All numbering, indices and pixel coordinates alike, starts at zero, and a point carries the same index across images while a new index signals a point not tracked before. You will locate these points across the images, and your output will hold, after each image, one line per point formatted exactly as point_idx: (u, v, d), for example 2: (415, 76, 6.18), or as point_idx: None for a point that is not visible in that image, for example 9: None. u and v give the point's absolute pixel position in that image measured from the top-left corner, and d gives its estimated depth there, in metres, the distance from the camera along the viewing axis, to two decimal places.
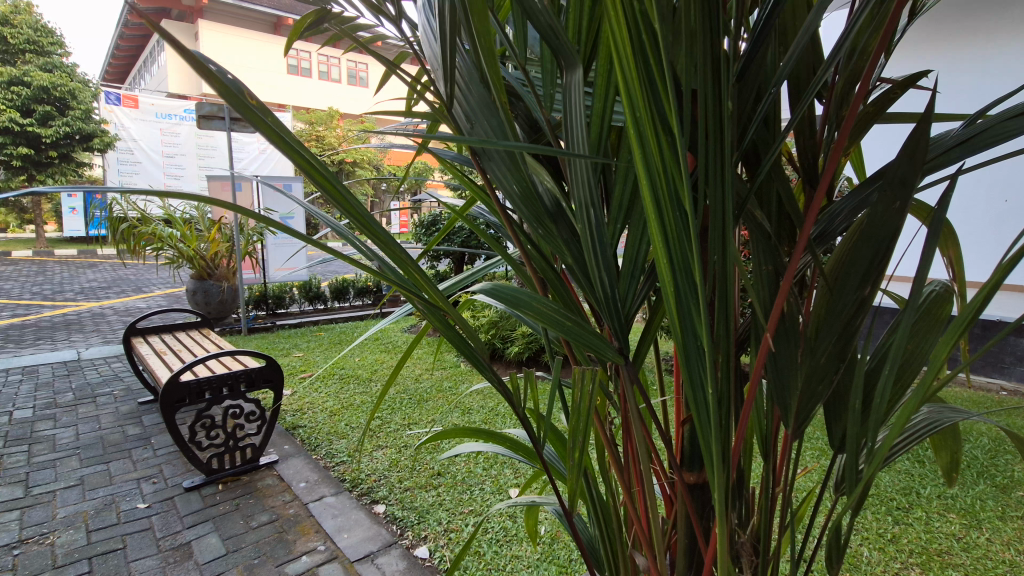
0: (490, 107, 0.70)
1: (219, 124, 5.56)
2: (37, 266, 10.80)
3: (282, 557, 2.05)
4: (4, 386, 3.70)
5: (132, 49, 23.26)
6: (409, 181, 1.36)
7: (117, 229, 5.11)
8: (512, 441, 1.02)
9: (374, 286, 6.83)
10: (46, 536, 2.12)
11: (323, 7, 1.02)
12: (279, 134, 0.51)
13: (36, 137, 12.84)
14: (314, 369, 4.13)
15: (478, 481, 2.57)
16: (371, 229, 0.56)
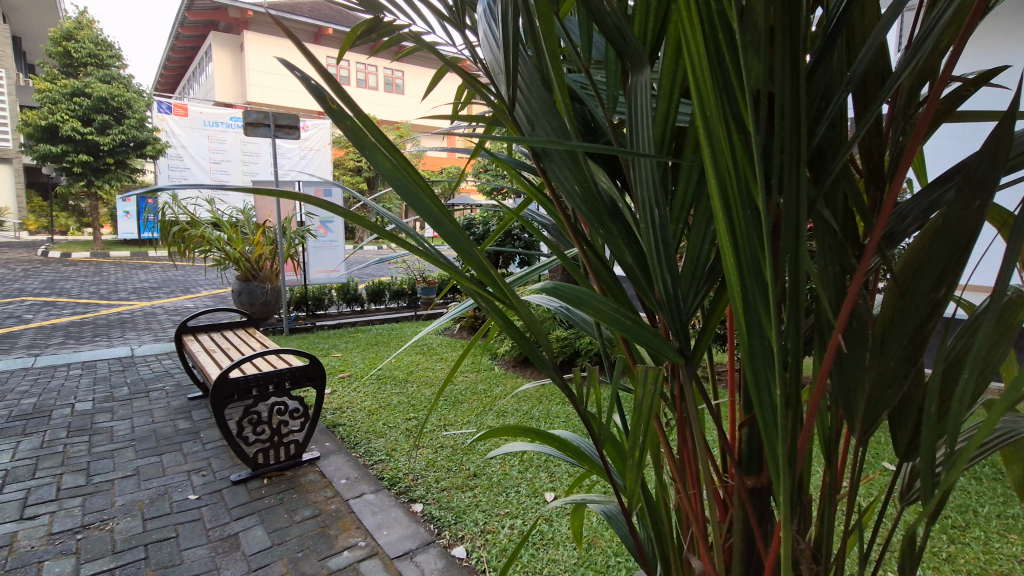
0: (552, 110, 0.72)
1: (265, 131, 5.75)
2: (94, 267, 11.40)
3: (324, 552, 2.10)
4: (66, 380, 3.91)
5: (183, 60, 24.41)
6: (446, 184, 1.38)
7: (168, 231, 5.33)
8: (560, 441, 1.01)
9: (409, 289, 6.94)
10: (106, 522, 2.23)
11: (375, 16, 1.09)
12: (358, 131, 0.56)
13: (95, 145, 13.55)
14: (353, 369, 4.23)
15: (514, 484, 2.57)
16: (438, 221, 0.60)
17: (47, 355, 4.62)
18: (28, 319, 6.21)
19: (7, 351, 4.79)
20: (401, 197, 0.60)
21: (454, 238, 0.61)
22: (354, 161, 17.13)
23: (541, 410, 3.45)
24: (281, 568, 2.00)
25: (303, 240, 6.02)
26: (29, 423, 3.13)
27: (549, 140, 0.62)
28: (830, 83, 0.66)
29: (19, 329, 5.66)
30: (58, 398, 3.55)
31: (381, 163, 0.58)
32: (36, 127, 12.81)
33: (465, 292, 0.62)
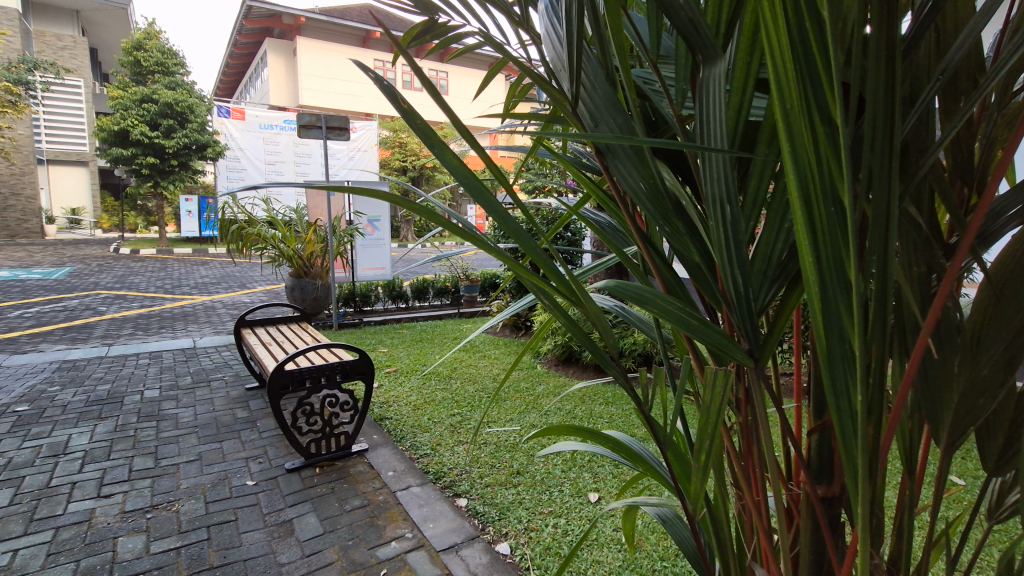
0: (617, 106, 0.71)
1: (317, 133, 5.95)
2: (159, 263, 12.08)
3: (373, 541, 2.15)
4: (136, 368, 4.18)
5: (241, 66, 25.54)
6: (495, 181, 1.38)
7: (228, 230, 5.56)
8: (614, 442, 0.99)
9: (452, 287, 7.02)
10: (172, 503, 2.36)
11: (430, 17, 1.10)
12: (428, 134, 0.59)
13: (161, 148, 14.33)
14: (398, 364, 4.33)
15: (558, 483, 2.56)
16: (504, 218, 0.61)
17: (119, 345, 4.94)
18: (102, 311, 6.66)
19: (84, 341, 5.15)
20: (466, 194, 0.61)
21: (517, 234, 0.62)
22: (399, 161, 17.47)
23: (584, 410, 3.43)
24: (332, 555, 2.06)
25: (352, 238, 6.19)
26: (105, 408, 3.36)
27: (617, 136, 0.61)
28: (916, 75, 0.62)
29: (95, 321, 6.07)
30: (129, 385, 3.79)
31: (448, 161, 0.60)
32: (110, 132, 13.70)
33: (529, 290, 0.63)
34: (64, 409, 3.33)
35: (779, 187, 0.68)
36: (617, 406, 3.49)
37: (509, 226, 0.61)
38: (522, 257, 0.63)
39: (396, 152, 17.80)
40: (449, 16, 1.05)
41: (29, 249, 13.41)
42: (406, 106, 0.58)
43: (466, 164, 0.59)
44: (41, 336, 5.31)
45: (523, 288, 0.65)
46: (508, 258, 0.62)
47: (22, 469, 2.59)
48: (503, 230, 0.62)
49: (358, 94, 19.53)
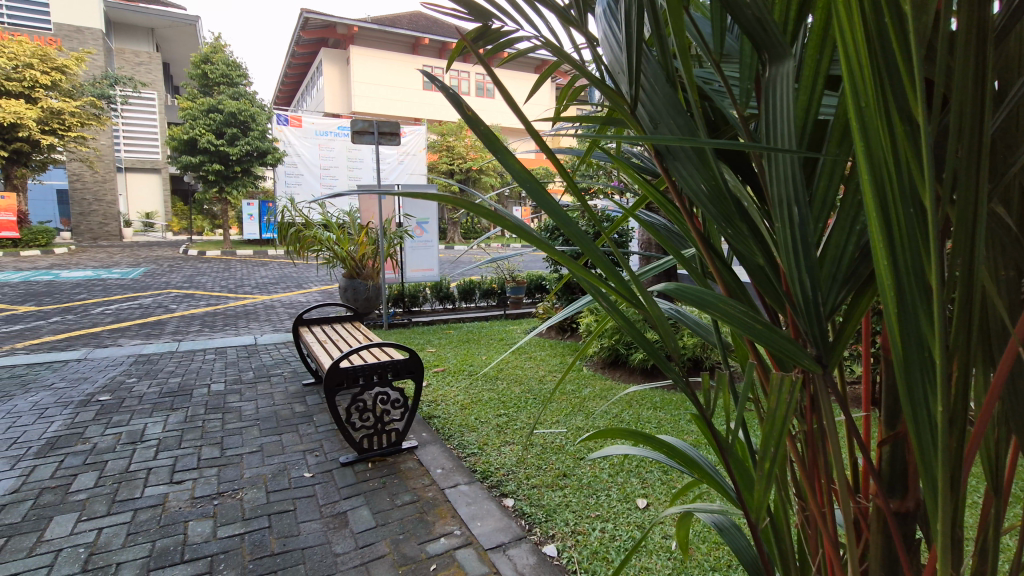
0: (678, 108, 0.70)
1: (370, 138, 6.15)
2: (223, 264, 12.79)
3: (423, 536, 2.21)
4: (203, 363, 4.44)
5: (298, 75, 26.65)
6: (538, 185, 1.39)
7: (286, 233, 5.84)
8: (668, 447, 0.98)
9: (498, 288, 7.09)
10: (237, 491, 2.50)
11: (483, 24, 1.12)
12: (491, 138, 0.61)
13: (226, 156, 15.11)
14: (446, 364, 4.41)
15: (605, 487, 2.54)
16: (563, 220, 0.62)
17: (188, 340, 5.26)
18: (173, 309, 7.11)
19: (158, 337, 5.51)
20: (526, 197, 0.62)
21: (577, 235, 0.62)
22: (446, 164, 17.78)
23: (631, 414, 3.37)
24: (384, 548, 2.12)
25: (402, 240, 6.33)
26: (176, 400, 3.58)
27: (679, 139, 0.61)
28: (1009, 65, 0.58)
29: (167, 318, 6.49)
30: (197, 379, 4.03)
31: (509, 163, 0.61)
32: (180, 141, 14.60)
33: (591, 291, 0.63)
34: (140, 400, 3.58)
35: (849, 187, 0.66)
36: (666, 411, 3.42)
37: (569, 226, 0.61)
38: (580, 258, 0.64)
39: (444, 155, 18.17)
40: (502, 22, 1.07)
41: (109, 251, 14.47)
42: (470, 113, 0.60)
43: (528, 167, 0.60)
44: (120, 332, 5.72)
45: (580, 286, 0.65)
46: (566, 259, 0.63)
47: (104, 455, 2.80)
48: (562, 231, 0.62)
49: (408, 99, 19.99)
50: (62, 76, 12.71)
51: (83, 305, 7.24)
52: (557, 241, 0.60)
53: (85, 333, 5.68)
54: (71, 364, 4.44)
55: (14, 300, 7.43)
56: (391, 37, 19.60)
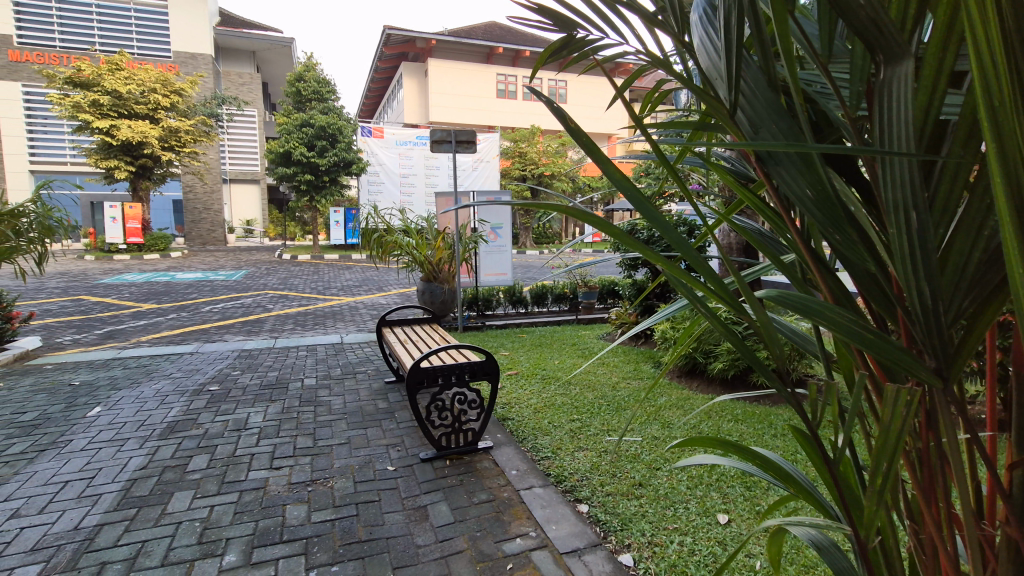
0: (780, 111, 0.69)
1: (447, 147, 6.35)
2: (312, 267, 13.70)
3: (500, 535, 2.25)
4: (297, 359, 4.79)
5: (381, 87, 27.94)
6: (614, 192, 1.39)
7: (369, 238, 6.23)
8: (762, 459, 0.94)
9: (571, 293, 7.07)
10: (327, 480, 2.68)
11: (569, 33, 1.15)
12: (590, 145, 0.62)
13: (316, 166, 16.10)
14: (520, 368, 4.47)
15: (683, 499, 2.46)
16: (663, 225, 0.63)
17: (282, 338, 5.68)
18: (270, 308, 7.71)
19: (257, 334, 6.01)
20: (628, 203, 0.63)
21: (678, 239, 0.62)
22: (519, 170, 17.99)
23: (710, 425, 3.25)
24: (462, 543, 2.19)
25: (476, 245, 6.47)
26: (274, 392, 3.89)
27: (784, 144, 0.59)
28: None
29: (264, 317, 7.04)
30: (291, 374, 4.35)
31: (609, 168, 0.62)
32: (277, 154, 15.76)
33: (689, 293, 0.64)
34: (244, 391, 3.92)
35: (976, 188, 0.62)
36: (748, 425, 3.25)
37: (669, 232, 0.62)
38: (678, 258, 0.64)
39: (517, 160, 18.40)
40: (586, 32, 1.10)
41: (216, 255, 15.95)
42: (572, 123, 0.62)
43: (628, 173, 0.61)
44: (225, 329, 6.28)
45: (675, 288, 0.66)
46: (662, 260, 0.64)
47: (215, 439, 3.09)
48: (660, 234, 0.63)
49: (482, 108, 20.40)
50: (179, 99, 14.15)
51: (196, 304, 8.02)
52: (660, 245, 0.61)
53: (198, 329, 6.29)
54: (186, 356, 4.94)
55: (139, 299, 8.35)
56: (467, 48, 20.10)
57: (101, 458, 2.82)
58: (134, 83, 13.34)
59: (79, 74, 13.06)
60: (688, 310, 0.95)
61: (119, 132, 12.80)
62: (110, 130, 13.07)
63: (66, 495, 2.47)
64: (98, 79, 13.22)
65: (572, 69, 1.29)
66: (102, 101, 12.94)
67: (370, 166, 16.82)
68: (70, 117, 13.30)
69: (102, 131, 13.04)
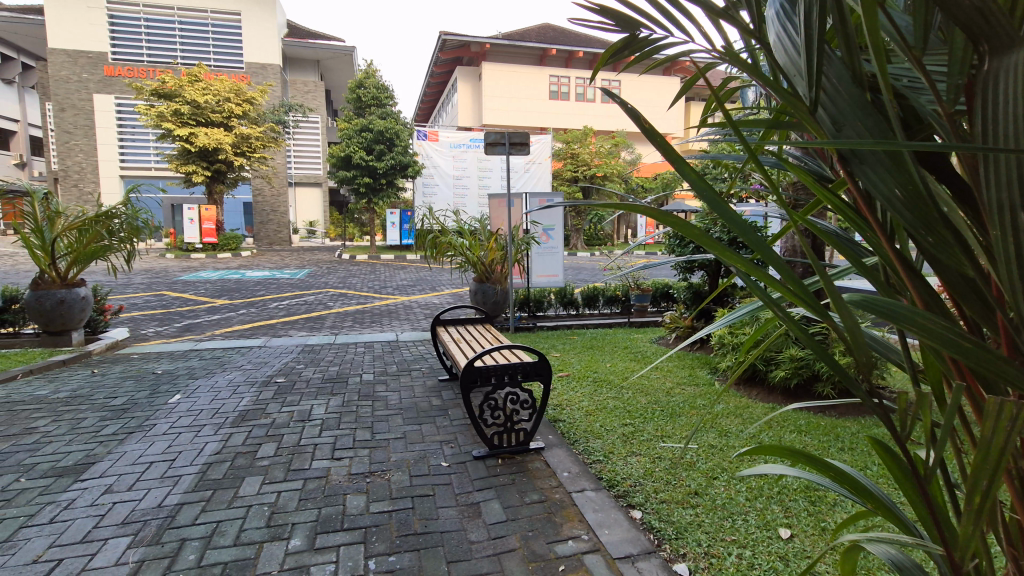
0: (865, 108, 0.65)
1: (501, 149, 6.41)
2: (369, 267, 14.18)
3: (551, 536, 2.25)
4: (356, 355, 4.97)
5: (436, 91, 28.55)
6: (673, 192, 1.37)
7: (424, 239, 6.38)
8: (836, 471, 0.90)
9: (623, 296, 6.97)
10: (384, 472, 2.77)
11: (631, 31, 1.14)
12: (664, 145, 0.61)
13: (375, 169, 16.60)
14: (571, 369, 4.46)
15: (741, 511, 2.37)
16: (741, 225, 0.61)
17: (342, 335, 5.91)
18: (330, 306, 8.05)
19: (319, 330, 6.29)
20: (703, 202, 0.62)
21: (757, 240, 0.61)
22: (571, 171, 17.91)
23: (772, 436, 3.12)
24: (514, 542, 2.21)
25: (529, 246, 6.48)
26: (334, 386, 4.06)
27: (873, 141, 0.56)
28: None
29: (325, 314, 7.36)
30: (350, 369, 4.52)
31: (685, 169, 0.61)
32: (338, 158, 16.40)
33: (765, 292, 0.62)
34: (307, 384, 4.11)
35: None
36: (813, 437, 3.10)
37: (748, 233, 0.60)
38: (754, 257, 0.62)
39: (569, 162, 18.30)
40: (649, 32, 1.08)
41: (281, 254, 16.81)
42: (647, 123, 0.61)
43: (705, 173, 0.60)
44: (290, 325, 6.61)
45: (752, 290, 0.65)
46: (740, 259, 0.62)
47: (281, 429, 3.27)
48: (736, 233, 0.62)
49: (535, 110, 20.44)
50: (250, 107, 15.01)
51: (264, 300, 8.50)
52: (741, 246, 0.60)
53: (265, 324, 6.65)
54: (254, 350, 5.24)
55: (214, 295, 8.92)
56: (520, 50, 20.20)
57: (181, 442, 3.04)
58: (210, 93, 14.22)
59: (163, 85, 14.09)
60: (761, 313, 0.91)
61: (197, 140, 13.71)
62: (189, 138, 14.01)
63: (151, 475, 2.68)
64: (179, 90, 14.19)
65: (633, 70, 1.28)
66: (183, 110, 13.91)
67: (425, 168, 17.23)
68: (155, 125, 14.39)
69: (182, 138, 14.01)
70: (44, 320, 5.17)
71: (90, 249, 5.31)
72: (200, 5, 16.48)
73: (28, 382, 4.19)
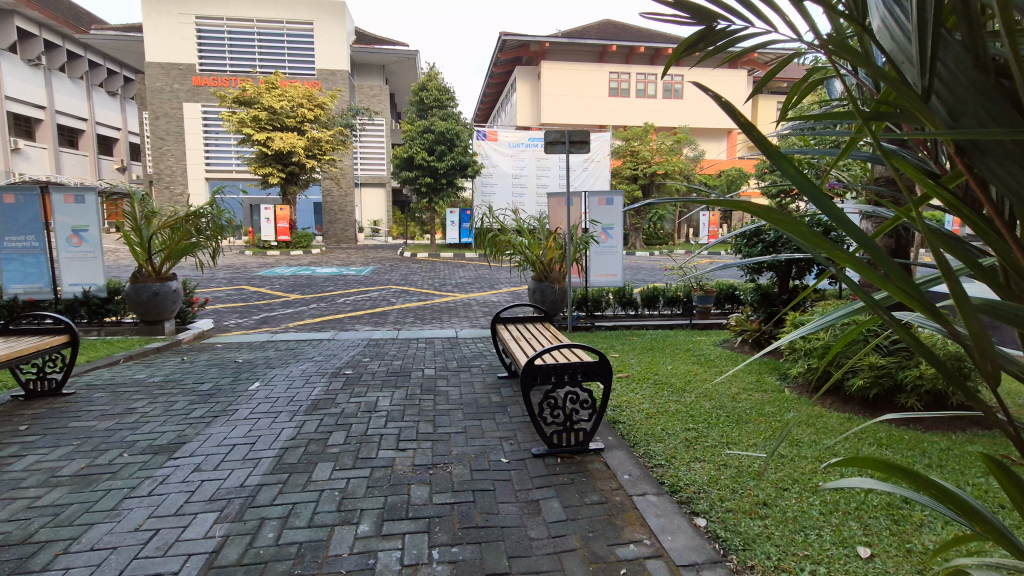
0: (987, 95, 0.61)
1: (561, 147, 6.37)
2: (430, 265, 14.52)
3: (612, 539, 2.23)
4: (418, 350, 5.12)
5: (496, 92, 28.84)
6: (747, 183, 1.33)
7: (483, 237, 6.45)
8: (941, 490, 0.83)
9: (685, 297, 6.77)
10: (446, 465, 2.83)
11: (708, 24, 1.11)
12: (765, 143, 0.59)
13: (435, 170, 16.93)
14: (630, 371, 4.39)
15: (815, 525, 2.25)
16: (848, 223, 0.59)
17: (404, 330, 6.10)
18: (393, 302, 8.33)
19: (383, 325, 6.52)
20: (802, 195, 0.60)
21: (859, 234, 0.58)
22: (631, 168, 17.54)
23: (848, 447, 2.93)
24: (575, 542, 2.20)
25: (588, 245, 6.41)
26: (398, 379, 4.20)
27: (1005, 132, 0.52)
28: None
29: (389, 310, 7.61)
30: (413, 364, 4.66)
31: (782, 162, 0.59)
32: (401, 159, 16.90)
33: (865, 286, 0.60)
34: (373, 376, 4.28)
35: None
36: (895, 451, 2.89)
37: (852, 227, 0.58)
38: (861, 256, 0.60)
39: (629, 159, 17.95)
40: (727, 23, 1.04)
41: (348, 252, 17.53)
42: (744, 118, 0.59)
43: (807, 169, 0.58)
44: (356, 320, 6.89)
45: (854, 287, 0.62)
46: (845, 256, 0.60)
47: (350, 418, 3.41)
48: (838, 229, 0.60)
49: (595, 108, 20.20)
50: (321, 111, 15.76)
51: (332, 296, 8.91)
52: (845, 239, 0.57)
53: (333, 319, 6.97)
54: (324, 342, 5.50)
55: (287, 290, 9.43)
56: (580, 48, 19.99)
57: (260, 427, 3.25)
58: (286, 99, 15.03)
59: (244, 93, 15.03)
60: (864, 315, 0.83)
61: (274, 143, 14.57)
62: (266, 142, 14.88)
63: (235, 456, 2.88)
64: (258, 97, 15.09)
65: (706, 65, 1.23)
66: (261, 116, 14.79)
67: (484, 168, 17.45)
68: (236, 131, 15.38)
69: (259, 143, 14.90)
70: (142, 310, 5.67)
71: (181, 246, 5.75)
72: (276, 16, 17.43)
73: (129, 366, 4.61)
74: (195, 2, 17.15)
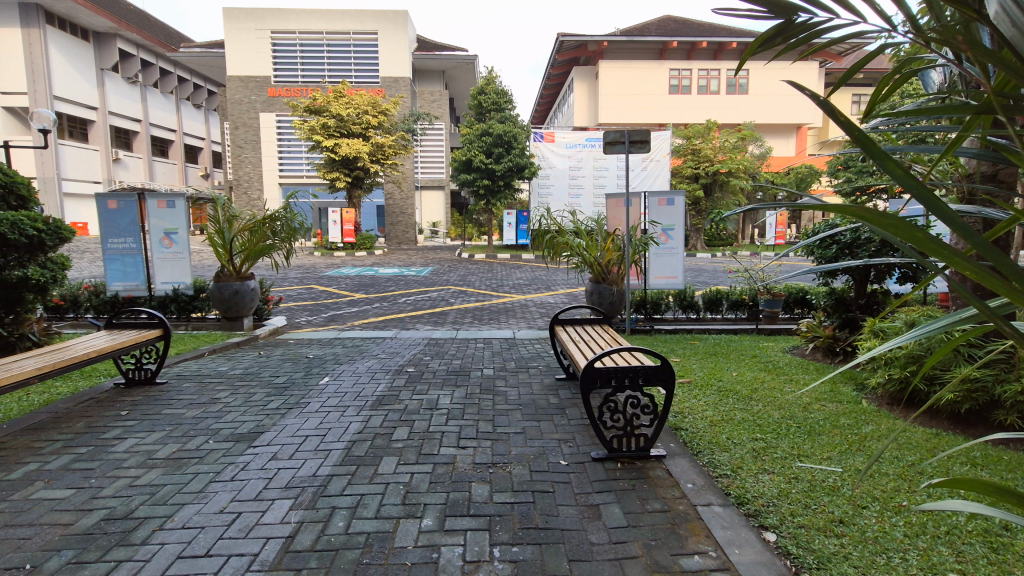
0: None
1: (621, 147, 6.28)
2: (487, 266, 14.69)
3: (676, 548, 2.17)
4: (477, 350, 5.20)
5: (553, 92, 28.81)
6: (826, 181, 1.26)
7: (540, 238, 6.42)
8: None
9: (750, 300, 6.50)
10: (505, 464, 2.86)
11: (787, 19, 1.06)
12: (865, 140, 0.56)
13: (493, 171, 17.08)
14: (693, 376, 4.26)
15: (899, 548, 2.09)
16: (961, 223, 0.55)
17: (463, 330, 6.20)
18: (452, 302, 8.48)
19: (442, 325, 6.66)
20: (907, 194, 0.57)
21: (975, 237, 0.54)
22: (692, 167, 16.99)
23: (935, 465, 2.71)
24: (637, 549, 2.16)
25: (648, 246, 6.26)
26: (457, 378, 4.28)
27: None
28: None
29: (447, 310, 7.77)
30: (472, 363, 4.74)
31: (885, 159, 0.56)
32: (460, 162, 17.21)
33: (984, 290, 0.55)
34: (434, 375, 4.39)
35: None
36: (992, 471, 2.64)
37: (965, 228, 0.54)
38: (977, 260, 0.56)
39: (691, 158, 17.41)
40: (809, 15, 0.99)
41: (409, 253, 18.05)
42: (844, 116, 0.56)
43: (913, 166, 0.55)
44: (417, 319, 7.08)
45: (966, 292, 0.57)
46: (960, 260, 0.55)
47: (412, 415, 3.51)
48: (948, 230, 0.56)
49: (654, 107, 19.75)
50: (384, 117, 16.31)
51: (394, 295, 9.22)
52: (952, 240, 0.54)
53: (395, 318, 7.20)
54: (386, 341, 5.69)
55: (352, 290, 9.84)
56: (640, 45, 19.61)
57: (330, 420, 3.41)
58: (352, 107, 15.67)
59: (314, 102, 15.81)
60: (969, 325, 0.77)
61: (341, 149, 15.23)
62: (334, 148, 15.58)
63: (307, 447, 3.03)
64: (327, 106, 15.82)
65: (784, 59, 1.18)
66: (330, 124, 15.50)
67: (541, 170, 17.47)
68: (306, 138, 16.21)
69: (328, 149, 15.62)
70: (223, 306, 6.08)
71: (258, 247, 6.12)
72: (343, 27, 18.21)
73: (212, 359, 4.97)
74: (270, 17, 18.20)
